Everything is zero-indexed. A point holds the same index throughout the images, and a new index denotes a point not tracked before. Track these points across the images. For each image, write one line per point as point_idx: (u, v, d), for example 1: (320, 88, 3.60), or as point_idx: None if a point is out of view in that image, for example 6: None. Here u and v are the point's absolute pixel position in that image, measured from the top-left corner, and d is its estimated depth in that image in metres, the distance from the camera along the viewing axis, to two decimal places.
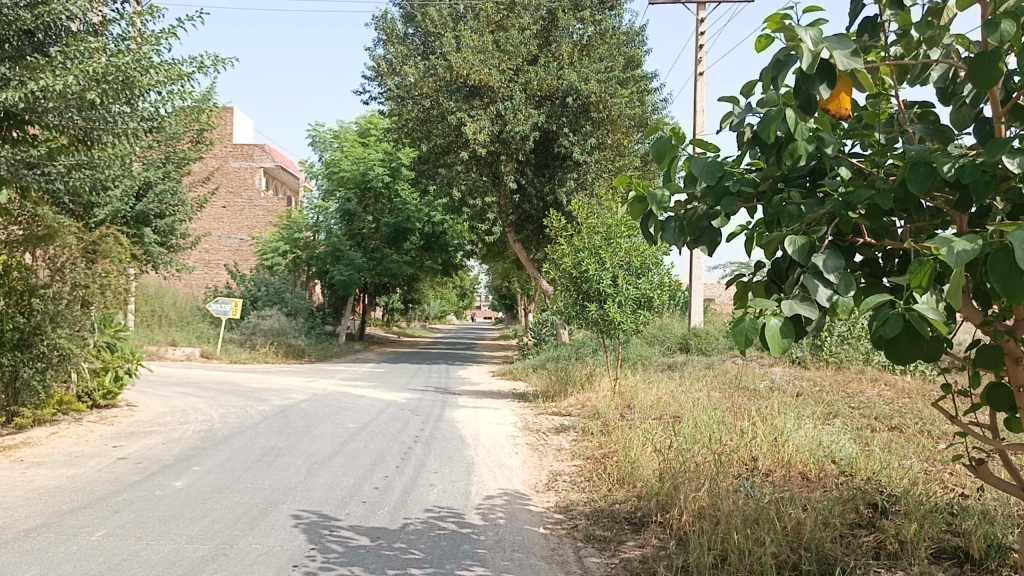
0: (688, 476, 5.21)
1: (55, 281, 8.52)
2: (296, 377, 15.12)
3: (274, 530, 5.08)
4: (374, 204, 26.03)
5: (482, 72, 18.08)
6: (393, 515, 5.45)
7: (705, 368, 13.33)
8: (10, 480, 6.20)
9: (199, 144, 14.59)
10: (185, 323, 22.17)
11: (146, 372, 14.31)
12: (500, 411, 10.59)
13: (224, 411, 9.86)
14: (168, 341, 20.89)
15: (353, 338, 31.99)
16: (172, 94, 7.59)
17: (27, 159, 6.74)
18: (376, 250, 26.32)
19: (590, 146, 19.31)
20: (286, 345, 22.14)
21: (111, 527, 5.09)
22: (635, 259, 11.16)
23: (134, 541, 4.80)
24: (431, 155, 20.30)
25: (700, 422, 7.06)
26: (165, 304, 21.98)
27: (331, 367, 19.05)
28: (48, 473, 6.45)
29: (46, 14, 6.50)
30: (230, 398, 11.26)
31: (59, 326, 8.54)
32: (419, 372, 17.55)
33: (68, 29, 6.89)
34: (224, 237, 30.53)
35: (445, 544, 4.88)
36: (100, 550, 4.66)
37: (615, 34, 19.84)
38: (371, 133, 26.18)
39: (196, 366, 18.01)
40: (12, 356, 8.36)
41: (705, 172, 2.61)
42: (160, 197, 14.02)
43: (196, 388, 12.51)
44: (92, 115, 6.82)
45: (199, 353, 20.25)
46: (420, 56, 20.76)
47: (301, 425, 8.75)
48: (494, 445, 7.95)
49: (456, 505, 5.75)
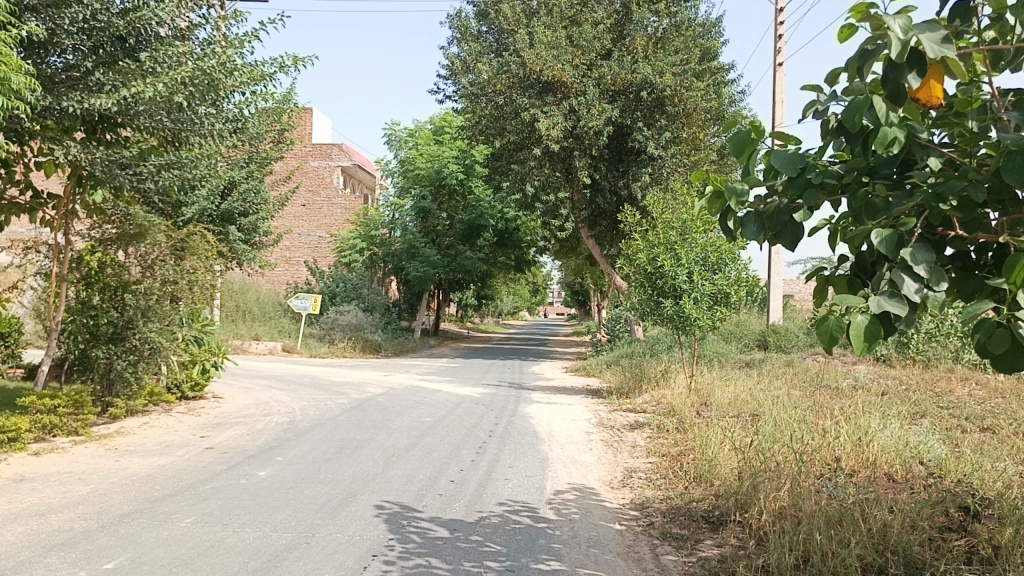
0: (767, 475, 5.12)
1: (146, 278, 8.81)
2: (374, 372, 15.43)
3: (354, 520, 5.19)
4: (448, 201, 26.32)
5: (555, 68, 18.09)
6: (469, 508, 5.50)
7: (784, 366, 13.04)
8: (106, 467, 6.50)
9: (280, 143, 15.00)
10: (268, 318, 22.86)
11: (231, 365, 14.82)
12: (574, 407, 10.57)
13: (305, 404, 10.12)
14: (251, 335, 21.59)
15: (429, 335, 32.43)
16: (255, 95, 7.80)
17: (121, 159, 7.05)
18: (450, 247, 26.63)
19: (665, 140, 19.08)
20: (364, 340, 22.58)
21: (200, 514, 5.28)
22: (712, 254, 10.93)
23: (221, 528, 4.98)
24: (505, 151, 20.39)
25: (780, 421, 6.91)
26: (248, 300, 22.72)
27: (407, 362, 19.37)
28: (141, 461, 6.74)
29: (137, 21, 6.78)
30: (310, 391, 11.55)
31: (150, 321, 8.90)
32: (494, 368, 17.70)
33: (157, 34, 7.14)
34: (303, 235, 31.35)
35: (520, 538, 4.90)
36: (189, 536, 4.84)
37: (690, 26, 19.57)
38: (445, 132, 26.47)
39: (279, 360, 18.57)
40: (106, 349, 8.74)
41: (787, 165, 2.54)
42: (244, 195, 14.49)
43: (278, 381, 12.89)
44: (180, 117, 7.09)
45: (281, 347, 20.85)
46: (494, 53, 20.81)
47: (378, 418, 8.92)
48: (569, 441, 7.94)
49: (531, 500, 5.77)
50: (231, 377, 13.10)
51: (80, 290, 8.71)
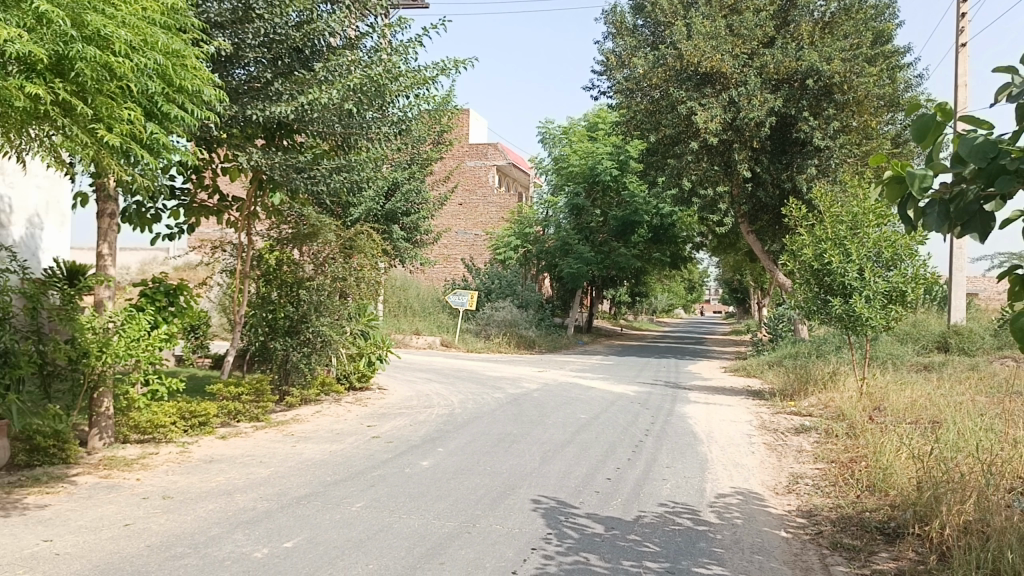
0: (952, 487, 4.75)
1: (318, 275, 9.39)
2: (530, 368, 15.64)
3: (513, 513, 5.28)
4: (602, 197, 26.26)
5: (714, 59, 17.63)
6: (627, 506, 5.46)
7: (969, 370, 12.08)
8: (284, 452, 6.96)
9: (441, 144, 15.48)
10: (427, 314, 23.65)
11: (395, 358, 15.48)
12: (734, 408, 10.27)
13: (464, 398, 10.41)
14: (412, 330, 22.50)
15: (582, 331, 32.49)
16: (419, 99, 8.08)
17: (296, 164, 7.46)
18: (604, 243, 26.58)
19: (833, 130, 18.14)
20: (519, 336, 22.93)
21: (368, 500, 5.55)
22: (886, 249, 10.28)
23: (388, 514, 5.20)
24: (661, 146, 20.10)
25: (966, 429, 6.40)
26: (409, 296, 23.60)
27: (562, 358, 19.50)
28: (315, 447, 7.16)
29: (311, 32, 7.23)
30: (469, 386, 11.86)
31: (322, 315, 9.43)
32: (650, 366, 17.48)
33: (329, 45, 7.54)
34: (460, 233, 32.20)
35: (680, 540, 4.82)
36: (359, 519, 5.10)
37: (861, 8, 18.48)
38: (600, 128, 26.44)
39: (439, 354, 19.21)
40: (283, 341, 9.40)
41: (976, 152, 2.34)
42: (406, 195, 15.09)
43: (439, 375, 13.32)
44: (350, 122, 7.48)
45: (439, 342, 21.59)
46: (650, 47, 20.47)
47: (535, 413, 9.03)
48: (729, 443, 7.72)
49: (691, 501, 5.65)
50: (395, 370, 13.66)
51: (261, 285, 9.39)
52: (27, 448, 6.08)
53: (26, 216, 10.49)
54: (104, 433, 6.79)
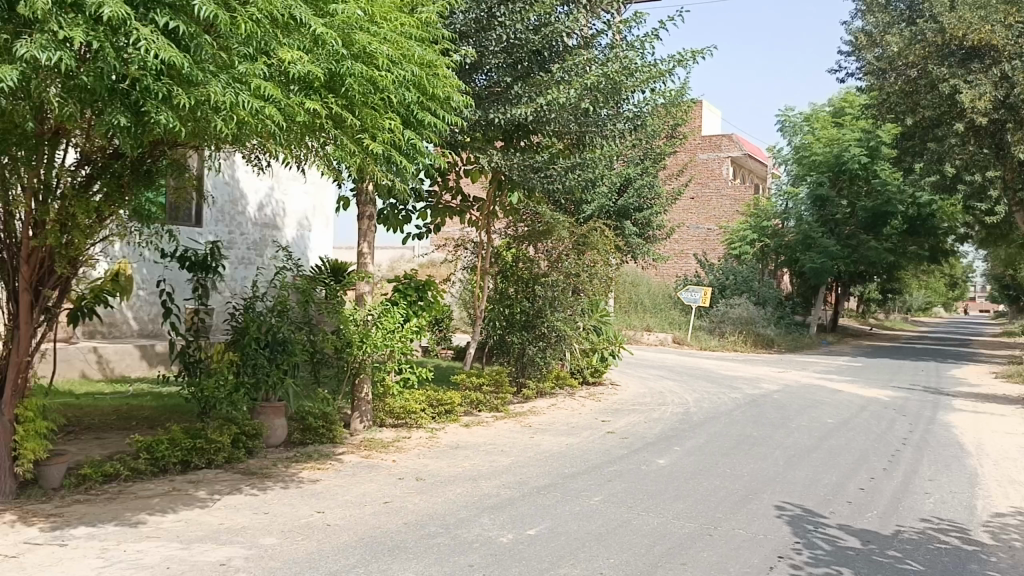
0: None
1: (553, 271, 9.60)
2: (768, 368, 15.02)
3: (756, 518, 5.09)
4: (848, 187, 24.59)
5: (983, 30, 15.86)
6: (884, 520, 5.07)
7: None
8: (524, 442, 7.22)
9: (675, 138, 15.30)
10: (658, 310, 23.41)
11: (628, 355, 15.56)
12: (1008, 418, 9.20)
13: (699, 396, 10.21)
14: (643, 326, 22.62)
15: (826, 328, 30.63)
16: (655, 94, 7.99)
17: (534, 163, 7.88)
18: (850, 236, 24.90)
19: None
20: (755, 334, 22.06)
21: (606, 494, 5.60)
22: None
23: (627, 510, 5.22)
24: (917, 129, 18.48)
25: None
26: (641, 291, 23.42)
27: (804, 358, 18.54)
28: (552, 439, 7.36)
29: (550, 34, 7.38)
30: (703, 384, 11.59)
31: (557, 310, 9.70)
32: (905, 369, 16.16)
33: (566, 46, 7.64)
34: (692, 228, 31.52)
35: (949, 560, 4.40)
36: (599, 513, 5.16)
37: None
38: (846, 113, 24.79)
39: (672, 351, 19.00)
40: (521, 335, 9.73)
41: None
42: (639, 191, 15.07)
43: (672, 372, 13.17)
44: (585, 120, 7.63)
45: (672, 338, 21.50)
46: (906, 22, 18.60)
47: (775, 416, 8.65)
48: (1003, 457, 6.92)
49: (960, 519, 5.14)
50: (629, 367, 13.70)
51: (499, 281, 9.78)
52: (301, 427, 6.78)
53: (297, 219, 11.85)
54: (364, 417, 7.39)
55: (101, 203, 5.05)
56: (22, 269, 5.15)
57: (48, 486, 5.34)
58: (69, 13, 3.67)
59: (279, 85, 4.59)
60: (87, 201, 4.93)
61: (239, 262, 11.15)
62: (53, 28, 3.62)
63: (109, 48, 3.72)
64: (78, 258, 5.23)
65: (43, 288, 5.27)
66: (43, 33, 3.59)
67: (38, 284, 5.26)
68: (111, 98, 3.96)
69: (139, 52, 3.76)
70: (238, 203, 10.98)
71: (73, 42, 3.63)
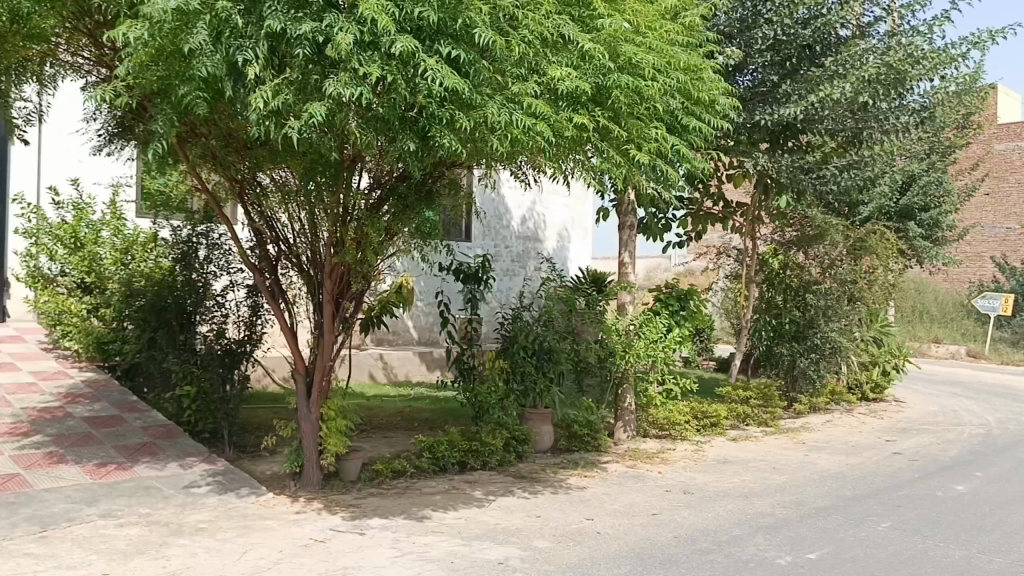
0: None
1: (826, 279, 8.98)
2: None
3: None
4: None
5: None
6: None
7: None
8: (798, 460, 6.83)
9: (967, 128, 13.76)
10: (949, 321, 21.53)
11: (915, 370, 14.22)
12: None
13: (1004, 417, 9.06)
14: (931, 337, 20.97)
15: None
16: (947, 81, 7.31)
17: (804, 164, 7.45)
18: None
19: None
20: None
21: (896, 520, 5.13)
22: None
23: (921, 540, 4.74)
24: None
25: None
26: (926, 300, 21.91)
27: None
28: (830, 458, 6.90)
29: (822, 27, 7.11)
30: (1009, 403, 10.26)
31: (831, 321, 9.02)
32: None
33: (841, 38, 7.31)
34: None
35: None
36: (888, 541, 4.73)
37: None
38: None
39: (970, 366, 17.05)
40: (790, 347, 9.25)
41: None
42: (925, 189, 13.72)
43: (969, 390, 11.80)
44: (864, 115, 7.17)
45: (965, 351, 19.68)
46: None
47: None
48: None
49: None
50: (916, 382, 12.50)
51: (765, 289, 9.47)
52: (567, 434, 6.96)
53: (556, 231, 12.26)
54: (629, 426, 7.44)
55: (390, 222, 5.48)
56: (326, 283, 5.70)
57: (347, 479, 5.92)
58: (368, 51, 4.08)
59: (549, 102, 4.69)
60: (378, 220, 5.42)
61: (504, 274, 11.69)
62: (354, 66, 4.04)
63: (401, 80, 4.09)
64: (371, 273, 5.78)
65: (343, 301, 5.86)
66: (347, 71, 4.03)
67: (339, 297, 5.87)
68: (403, 125, 4.29)
69: (427, 82, 4.09)
70: (502, 217, 11.51)
71: (371, 76, 4.05)
